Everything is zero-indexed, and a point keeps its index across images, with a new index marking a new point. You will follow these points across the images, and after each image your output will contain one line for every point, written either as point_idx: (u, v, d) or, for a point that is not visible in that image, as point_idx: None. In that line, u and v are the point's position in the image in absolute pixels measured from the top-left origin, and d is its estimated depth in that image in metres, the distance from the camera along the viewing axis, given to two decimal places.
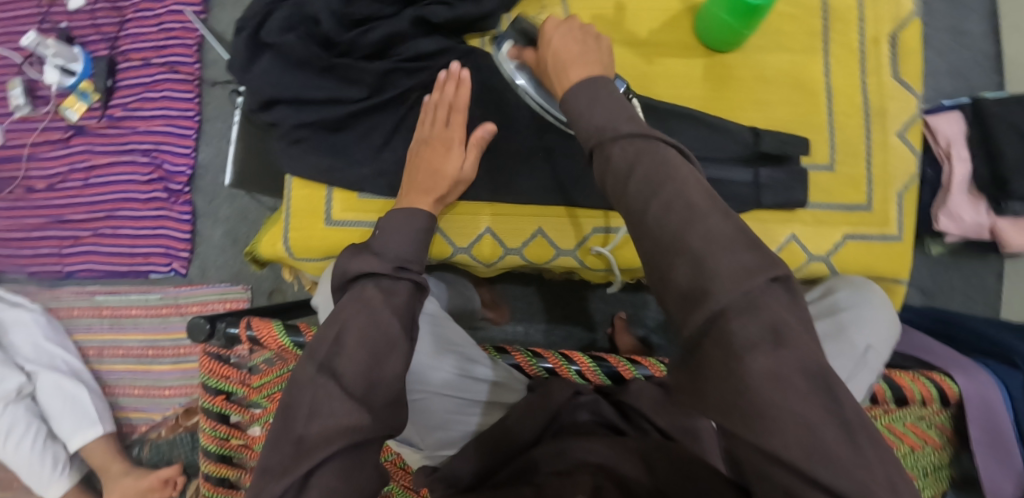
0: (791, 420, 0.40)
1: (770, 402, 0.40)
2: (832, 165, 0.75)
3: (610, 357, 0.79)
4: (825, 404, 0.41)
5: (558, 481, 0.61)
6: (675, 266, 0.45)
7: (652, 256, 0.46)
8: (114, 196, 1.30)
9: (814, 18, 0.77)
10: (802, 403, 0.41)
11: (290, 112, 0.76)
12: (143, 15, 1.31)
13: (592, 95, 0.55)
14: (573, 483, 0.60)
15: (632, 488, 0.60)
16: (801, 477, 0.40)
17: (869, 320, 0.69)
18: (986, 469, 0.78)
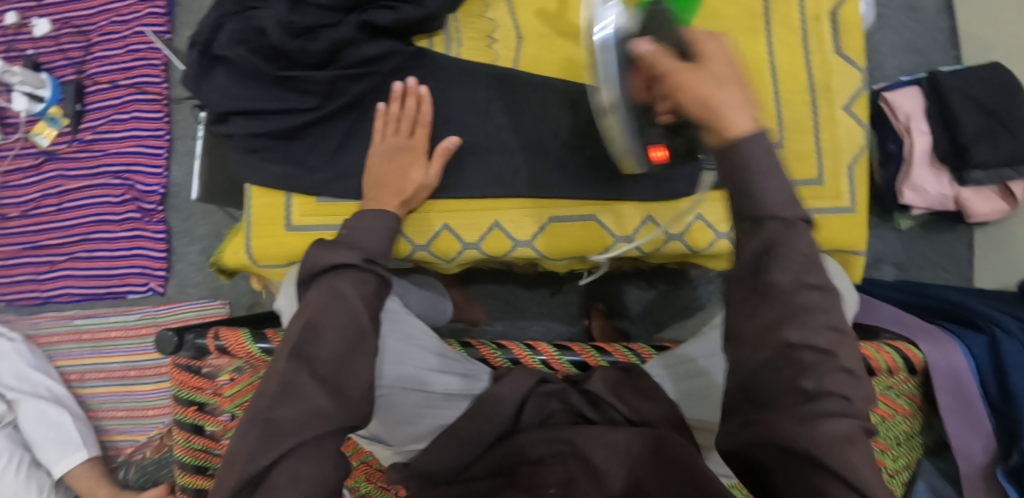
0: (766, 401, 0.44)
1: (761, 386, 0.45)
2: (780, 142, 0.77)
3: (575, 345, 0.78)
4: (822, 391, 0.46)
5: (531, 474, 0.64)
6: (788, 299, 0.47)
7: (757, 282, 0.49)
8: (89, 219, 1.30)
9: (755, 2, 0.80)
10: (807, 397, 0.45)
11: (243, 123, 0.76)
12: (109, 38, 1.32)
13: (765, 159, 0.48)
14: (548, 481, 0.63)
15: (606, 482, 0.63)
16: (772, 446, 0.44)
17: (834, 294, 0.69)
18: (955, 435, 0.77)
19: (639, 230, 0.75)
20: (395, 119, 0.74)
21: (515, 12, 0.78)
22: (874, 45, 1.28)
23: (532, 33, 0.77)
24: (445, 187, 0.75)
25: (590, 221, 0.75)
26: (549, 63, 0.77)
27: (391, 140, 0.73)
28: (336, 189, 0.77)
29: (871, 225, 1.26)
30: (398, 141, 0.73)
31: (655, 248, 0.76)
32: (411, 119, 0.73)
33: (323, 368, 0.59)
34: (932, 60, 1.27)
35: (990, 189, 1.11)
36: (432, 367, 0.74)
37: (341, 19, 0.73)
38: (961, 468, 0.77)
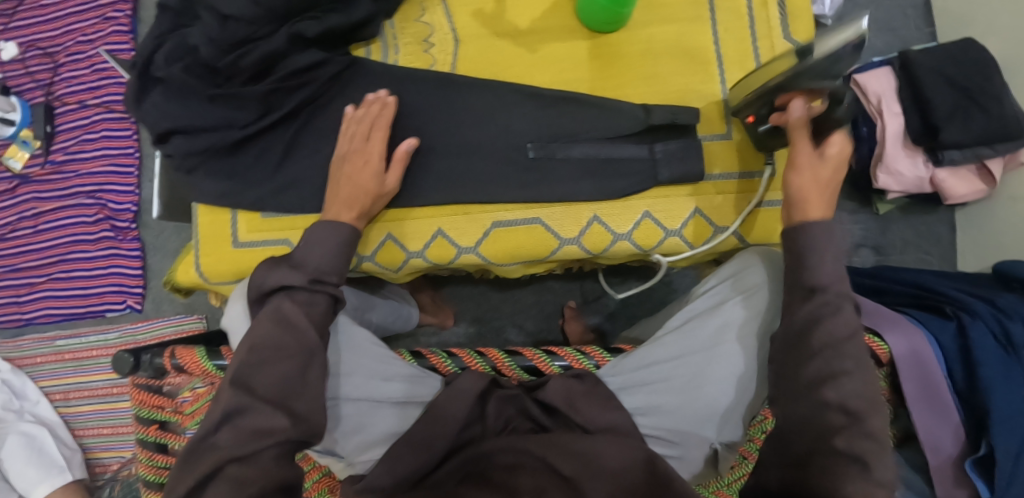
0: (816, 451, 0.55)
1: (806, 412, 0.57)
2: (727, 133, 0.74)
3: (527, 350, 0.76)
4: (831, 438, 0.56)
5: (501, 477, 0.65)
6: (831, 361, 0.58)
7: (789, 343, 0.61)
8: (65, 240, 1.31)
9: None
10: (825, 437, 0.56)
11: (184, 143, 0.74)
12: (75, 59, 1.33)
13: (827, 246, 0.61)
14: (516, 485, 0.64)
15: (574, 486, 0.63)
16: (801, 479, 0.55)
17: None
18: (924, 427, 0.73)
19: (585, 232, 0.73)
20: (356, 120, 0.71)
21: (452, 15, 0.76)
22: None
23: (469, 34, 0.76)
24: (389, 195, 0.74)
25: (536, 224, 0.73)
26: (488, 63, 0.75)
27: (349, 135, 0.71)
28: (279, 201, 0.76)
29: (849, 210, 1.23)
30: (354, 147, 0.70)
31: (603, 249, 0.73)
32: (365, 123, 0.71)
33: (271, 387, 0.60)
34: (905, 38, 1.24)
35: (967, 169, 1.08)
36: (377, 374, 0.73)
37: (273, 30, 0.71)
38: (931, 462, 0.73)
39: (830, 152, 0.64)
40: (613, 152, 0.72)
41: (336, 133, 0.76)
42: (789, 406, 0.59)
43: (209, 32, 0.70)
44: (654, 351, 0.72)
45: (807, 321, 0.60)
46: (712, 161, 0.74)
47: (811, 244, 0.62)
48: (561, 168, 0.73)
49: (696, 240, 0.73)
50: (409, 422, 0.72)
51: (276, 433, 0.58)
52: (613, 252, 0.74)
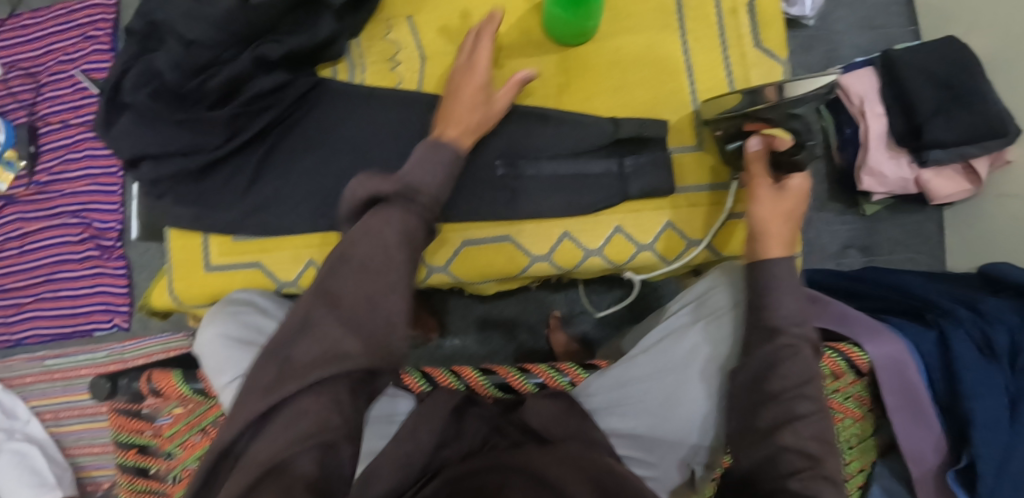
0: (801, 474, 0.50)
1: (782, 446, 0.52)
2: (699, 145, 0.74)
3: (500, 368, 0.77)
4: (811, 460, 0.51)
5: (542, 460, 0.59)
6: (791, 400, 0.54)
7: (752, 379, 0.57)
8: (51, 259, 1.31)
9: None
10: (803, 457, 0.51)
11: (153, 168, 0.73)
12: (57, 78, 1.33)
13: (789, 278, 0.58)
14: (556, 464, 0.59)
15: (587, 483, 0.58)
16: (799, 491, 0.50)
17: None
18: (904, 437, 0.73)
19: (556, 249, 0.73)
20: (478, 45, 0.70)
21: (418, 33, 0.76)
22: (829, 24, 1.23)
23: (435, 51, 0.76)
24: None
25: (508, 241, 0.73)
26: None
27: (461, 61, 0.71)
28: (247, 224, 0.75)
29: (835, 211, 1.22)
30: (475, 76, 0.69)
31: (574, 265, 0.73)
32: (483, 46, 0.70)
33: (353, 304, 0.51)
34: (889, 36, 1.22)
35: (953, 169, 1.07)
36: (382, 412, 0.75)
37: (240, 52, 0.71)
38: (914, 473, 0.73)
39: (789, 187, 0.63)
40: (582, 167, 0.71)
41: (303, 153, 0.75)
42: (751, 442, 0.55)
43: (173, 55, 0.69)
44: (637, 366, 0.71)
45: (763, 365, 0.56)
46: (683, 174, 0.74)
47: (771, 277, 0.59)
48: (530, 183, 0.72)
49: (669, 253, 0.73)
50: (384, 441, 0.73)
51: (347, 358, 0.49)
52: (585, 268, 0.74)
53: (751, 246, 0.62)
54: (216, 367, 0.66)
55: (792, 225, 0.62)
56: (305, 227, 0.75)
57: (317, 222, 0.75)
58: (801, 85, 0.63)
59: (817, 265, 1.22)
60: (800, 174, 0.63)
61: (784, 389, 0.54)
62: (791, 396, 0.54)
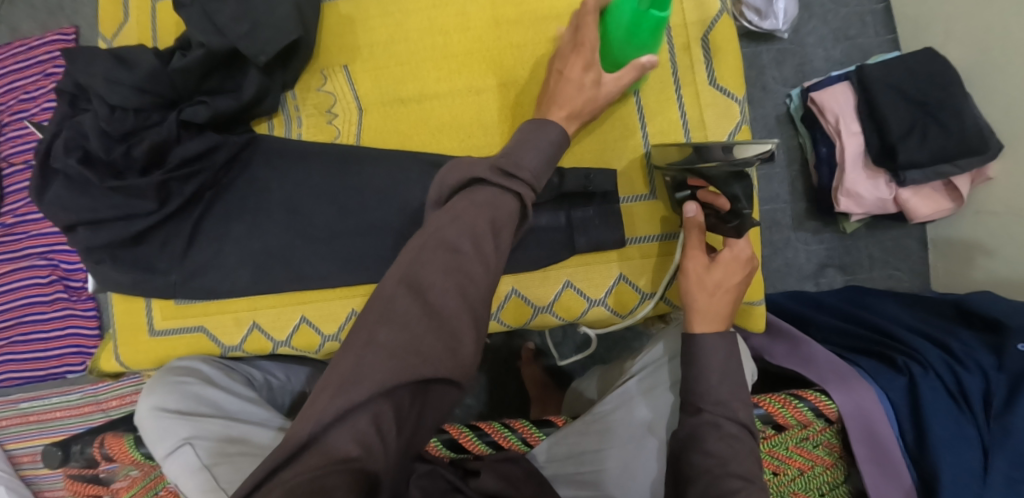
0: None
1: None
2: (651, 192, 0.71)
3: (452, 426, 0.71)
4: None
5: None
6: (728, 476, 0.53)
7: (690, 447, 0.56)
8: (20, 302, 1.29)
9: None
10: None
11: (86, 235, 0.70)
12: (18, 118, 1.31)
13: (727, 358, 0.59)
14: None
15: None
16: None
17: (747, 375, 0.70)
18: (875, 490, 0.69)
19: (505, 306, 0.71)
20: (586, 22, 0.65)
21: (355, 83, 0.74)
22: (802, 37, 1.19)
23: (372, 102, 0.74)
24: (300, 276, 0.73)
25: None
26: (393, 131, 0.74)
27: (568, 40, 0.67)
28: (187, 288, 0.74)
29: (813, 230, 1.18)
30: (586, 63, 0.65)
31: (524, 321, 0.72)
32: (592, 21, 0.65)
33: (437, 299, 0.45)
34: (865, 46, 1.18)
35: (932, 187, 1.03)
36: None
37: (163, 117, 0.70)
38: None
39: (727, 252, 0.64)
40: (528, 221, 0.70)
41: (241, 215, 0.73)
42: None
43: (99, 121, 0.67)
44: (603, 425, 0.70)
45: (689, 434, 0.57)
46: (633, 224, 0.71)
47: (704, 350, 0.60)
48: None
49: (622, 306, 0.71)
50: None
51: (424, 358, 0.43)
52: (536, 323, 0.72)
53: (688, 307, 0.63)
54: (154, 440, 0.63)
55: (728, 293, 0.63)
56: (246, 289, 0.73)
57: (258, 284, 0.73)
58: (750, 148, 0.56)
59: (796, 285, 1.19)
60: (738, 238, 0.64)
61: (721, 464, 0.54)
62: (719, 474, 0.53)
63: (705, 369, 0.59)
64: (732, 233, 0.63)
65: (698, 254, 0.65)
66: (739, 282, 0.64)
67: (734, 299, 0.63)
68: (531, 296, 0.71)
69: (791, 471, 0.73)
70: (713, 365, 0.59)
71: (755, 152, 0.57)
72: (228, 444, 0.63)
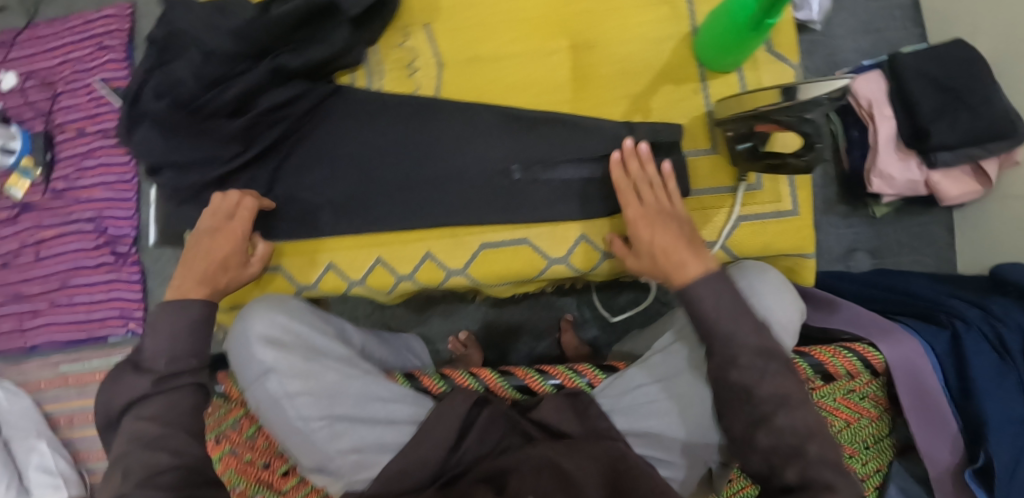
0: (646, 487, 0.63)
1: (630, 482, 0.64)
2: (713, 148, 0.77)
3: (519, 370, 0.79)
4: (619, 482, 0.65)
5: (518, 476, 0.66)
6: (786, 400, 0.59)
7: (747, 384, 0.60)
8: (66, 266, 1.32)
9: None
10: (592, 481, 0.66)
11: (173, 177, 0.74)
12: (73, 87, 1.35)
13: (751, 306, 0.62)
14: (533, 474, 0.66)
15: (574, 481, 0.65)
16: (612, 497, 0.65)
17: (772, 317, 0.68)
18: (922, 438, 0.73)
19: (575, 252, 0.75)
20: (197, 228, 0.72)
21: (435, 41, 0.79)
22: (833, 29, 1.25)
23: (451, 59, 0.79)
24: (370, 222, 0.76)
25: (530, 241, 0.75)
26: (470, 87, 0.78)
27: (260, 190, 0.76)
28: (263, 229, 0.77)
29: (842, 214, 1.23)
30: (212, 223, 0.72)
31: (592, 267, 0.76)
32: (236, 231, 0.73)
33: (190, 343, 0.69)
34: (894, 40, 1.24)
35: (961, 170, 1.07)
36: (390, 419, 0.73)
37: (253, 65, 0.73)
38: (930, 473, 0.73)
39: (645, 198, 0.70)
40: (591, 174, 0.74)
41: (318, 164, 0.77)
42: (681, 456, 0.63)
43: (193, 65, 0.71)
44: (622, 382, 0.74)
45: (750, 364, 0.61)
46: (695, 177, 0.77)
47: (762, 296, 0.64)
48: (540, 189, 0.75)
49: None
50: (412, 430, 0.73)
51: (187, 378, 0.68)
52: (603, 269, 0.77)
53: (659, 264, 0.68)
54: (243, 361, 0.72)
55: (681, 228, 0.69)
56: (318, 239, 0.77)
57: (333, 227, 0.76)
58: (816, 87, 0.62)
59: (825, 268, 1.23)
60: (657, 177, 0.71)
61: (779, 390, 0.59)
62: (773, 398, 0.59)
63: (716, 302, 0.63)
64: (802, 167, 0.67)
65: (636, 214, 0.70)
66: (671, 213, 0.70)
67: (688, 231, 0.69)
68: (599, 241, 0.75)
69: (837, 423, 0.75)
70: (720, 304, 0.63)
71: (824, 89, 0.62)
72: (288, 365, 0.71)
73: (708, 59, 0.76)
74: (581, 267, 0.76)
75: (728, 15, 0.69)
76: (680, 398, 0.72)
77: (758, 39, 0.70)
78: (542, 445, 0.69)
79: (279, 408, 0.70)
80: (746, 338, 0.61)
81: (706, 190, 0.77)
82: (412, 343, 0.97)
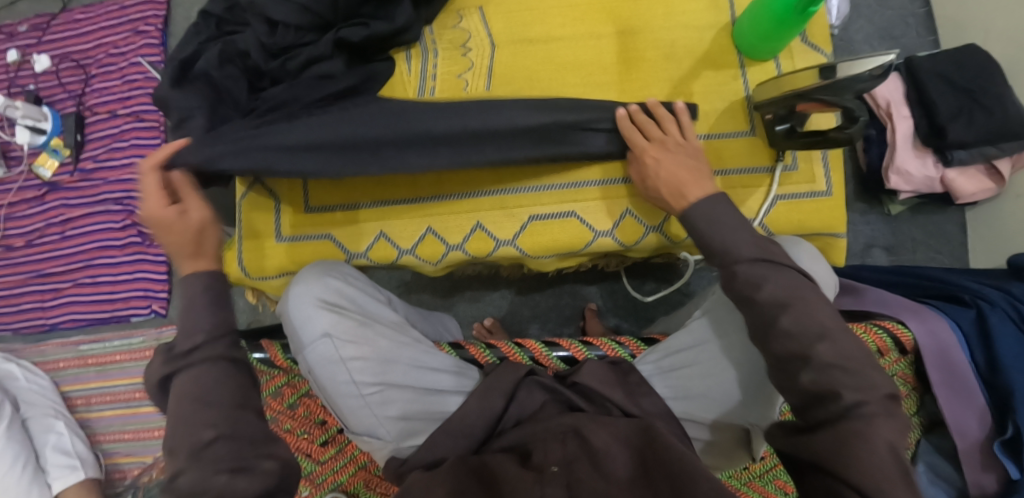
0: (673, 454, 0.63)
1: (661, 450, 0.64)
2: (751, 131, 0.80)
3: (562, 341, 0.83)
4: (647, 450, 0.65)
5: (548, 441, 0.68)
6: (831, 362, 0.59)
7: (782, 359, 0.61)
8: (91, 246, 1.33)
9: None
10: (625, 450, 0.66)
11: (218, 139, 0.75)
12: (107, 70, 1.37)
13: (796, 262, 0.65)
14: (562, 441, 0.68)
15: (598, 451, 0.66)
16: (641, 468, 0.65)
17: (811, 272, 0.72)
18: (950, 411, 0.76)
19: (620, 225, 0.81)
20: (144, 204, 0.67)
21: (488, 23, 0.85)
22: (850, 34, 1.30)
23: (503, 40, 0.85)
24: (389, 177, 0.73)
25: (578, 215, 0.80)
26: (521, 65, 0.84)
27: (223, 146, 0.70)
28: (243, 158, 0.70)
29: (860, 211, 1.27)
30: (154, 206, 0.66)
31: (636, 241, 0.82)
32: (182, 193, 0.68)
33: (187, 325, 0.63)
34: (909, 45, 1.29)
35: (976, 168, 1.11)
36: (438, 387, 0.76)
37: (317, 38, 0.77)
38: (958, 445, 0.76)
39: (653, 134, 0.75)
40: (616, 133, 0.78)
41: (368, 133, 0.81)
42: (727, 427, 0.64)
43: (259, 36, 0.75)
44: (674, 339, 0.79)
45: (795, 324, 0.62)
46: (733, 158, 0.80)
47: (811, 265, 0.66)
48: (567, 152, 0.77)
49: None
50: (460, 397, 0.77)
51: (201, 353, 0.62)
52: (646, 243, 0.82)
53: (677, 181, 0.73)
54: (300, 321, 0.74)
55: (692, 155, 0.75)
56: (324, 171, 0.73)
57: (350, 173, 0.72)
58: (859, 64, 0.64)
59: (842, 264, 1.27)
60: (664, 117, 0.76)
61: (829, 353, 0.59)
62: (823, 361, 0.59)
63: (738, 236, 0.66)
64: (844, 141, 0.71)
65: (646, 147, 0.75)
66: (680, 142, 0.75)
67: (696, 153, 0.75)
68: (643, 216, 0.81)
69: None
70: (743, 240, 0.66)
71: (867, 66, 0.64)
72: (348, 327, 0.73)
73: (747, 47, 0.81)
74: (625, 241, 0.81)
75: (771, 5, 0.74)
76: (714, 356, 0.75)
77: (800, 25, 0.75)
78: (573, 415, 0.71)
79: (334, 372, 0.72)
80: (777, 277, 0.63)
81: (743, 171, 0.80)
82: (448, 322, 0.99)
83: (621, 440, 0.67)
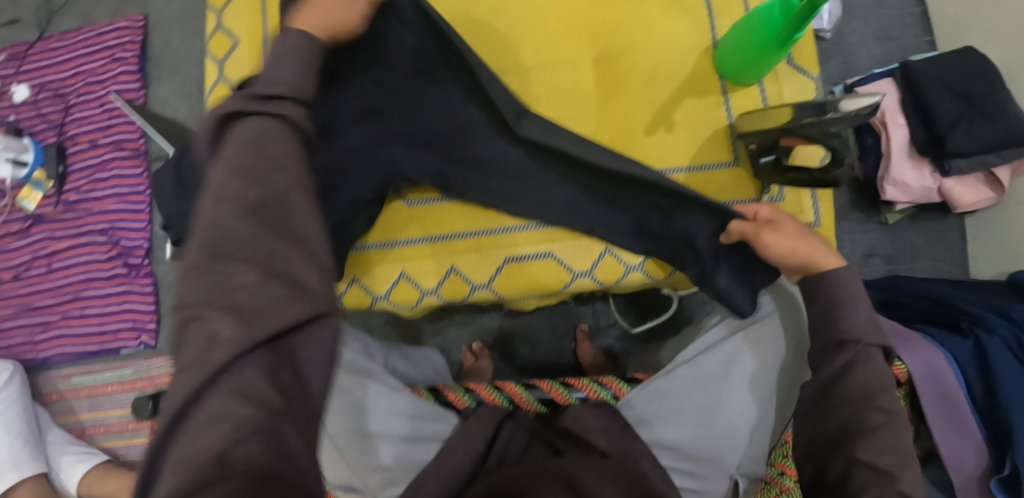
0: None
1: None
2: (735, 161, 0.78)
3: (543, 384, 0.83)
4: None
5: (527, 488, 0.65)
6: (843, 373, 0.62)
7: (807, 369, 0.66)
8: (79, 278, 1.32)
9: (698, 5, 0.80)
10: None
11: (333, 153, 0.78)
12: (85, 99, 1.35)
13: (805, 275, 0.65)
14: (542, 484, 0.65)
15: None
16: None
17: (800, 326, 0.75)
18: (945, 446, 0.73)
19: (601, 265, 0.85)
20: None
21: None
22: (845, 37, 1.26)
23: None
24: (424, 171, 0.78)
25: (552, 257, 0.85)
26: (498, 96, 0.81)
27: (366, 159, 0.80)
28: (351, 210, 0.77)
29: (857, 220, 1.23)
30: None
31: (617, 278, 0.86)
32: None
33: None
34: (905, 47, 1.24)
35: (975, 177, 1.07)
36: (415, 435, 0.74)
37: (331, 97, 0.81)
38: (955, 481, 0.73)
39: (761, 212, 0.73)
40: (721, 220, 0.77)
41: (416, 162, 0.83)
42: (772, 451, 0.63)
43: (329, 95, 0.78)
44: (663, 381, 0.75)
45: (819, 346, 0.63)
46: (717, 190, 0.78)
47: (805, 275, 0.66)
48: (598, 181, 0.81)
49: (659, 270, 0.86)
50: (437, 445, 0.75)
51: None
52: (627, 281, 0.86)
53: (803, 273, 0.70)
54: None
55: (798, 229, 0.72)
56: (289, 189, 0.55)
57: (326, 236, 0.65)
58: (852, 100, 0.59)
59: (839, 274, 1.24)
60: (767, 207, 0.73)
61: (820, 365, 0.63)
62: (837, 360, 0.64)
63: None
64: (831, 181, 0.68)
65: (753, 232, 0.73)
66: (799, 224, 0.72)
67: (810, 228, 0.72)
68: (623, 255, 0.85)
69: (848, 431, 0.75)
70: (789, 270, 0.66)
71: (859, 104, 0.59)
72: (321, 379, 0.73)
73: (729, 73, 0.78)
74: (606, 279, 0.86)
75: (754, 29, 0.72)
76: (692, 409, 0.73)
77: (782, 54, 0.72)
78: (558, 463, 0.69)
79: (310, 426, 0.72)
80: None
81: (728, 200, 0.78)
82: (429, 353, 0.99)
83: (607, 480, 0.67)
